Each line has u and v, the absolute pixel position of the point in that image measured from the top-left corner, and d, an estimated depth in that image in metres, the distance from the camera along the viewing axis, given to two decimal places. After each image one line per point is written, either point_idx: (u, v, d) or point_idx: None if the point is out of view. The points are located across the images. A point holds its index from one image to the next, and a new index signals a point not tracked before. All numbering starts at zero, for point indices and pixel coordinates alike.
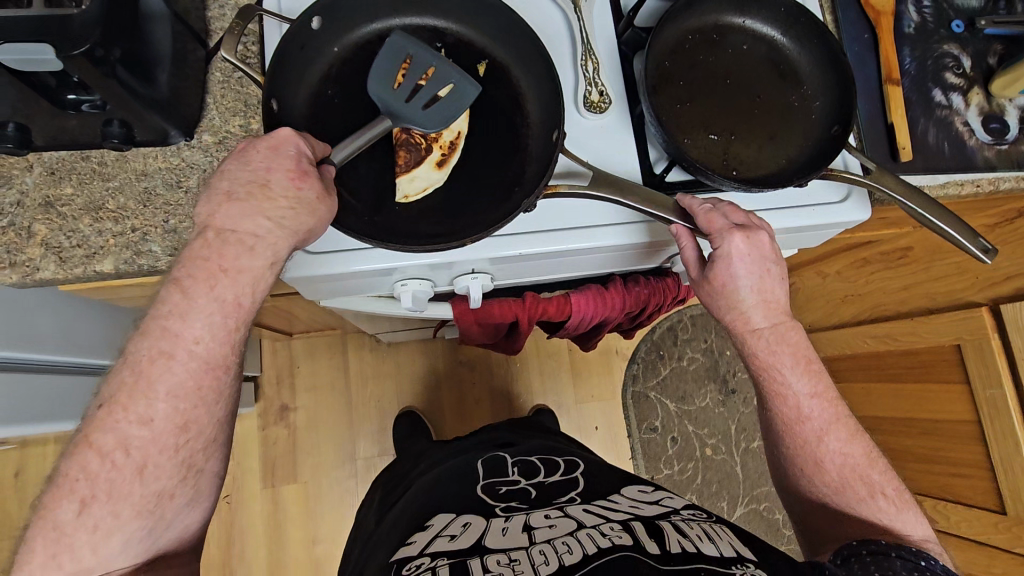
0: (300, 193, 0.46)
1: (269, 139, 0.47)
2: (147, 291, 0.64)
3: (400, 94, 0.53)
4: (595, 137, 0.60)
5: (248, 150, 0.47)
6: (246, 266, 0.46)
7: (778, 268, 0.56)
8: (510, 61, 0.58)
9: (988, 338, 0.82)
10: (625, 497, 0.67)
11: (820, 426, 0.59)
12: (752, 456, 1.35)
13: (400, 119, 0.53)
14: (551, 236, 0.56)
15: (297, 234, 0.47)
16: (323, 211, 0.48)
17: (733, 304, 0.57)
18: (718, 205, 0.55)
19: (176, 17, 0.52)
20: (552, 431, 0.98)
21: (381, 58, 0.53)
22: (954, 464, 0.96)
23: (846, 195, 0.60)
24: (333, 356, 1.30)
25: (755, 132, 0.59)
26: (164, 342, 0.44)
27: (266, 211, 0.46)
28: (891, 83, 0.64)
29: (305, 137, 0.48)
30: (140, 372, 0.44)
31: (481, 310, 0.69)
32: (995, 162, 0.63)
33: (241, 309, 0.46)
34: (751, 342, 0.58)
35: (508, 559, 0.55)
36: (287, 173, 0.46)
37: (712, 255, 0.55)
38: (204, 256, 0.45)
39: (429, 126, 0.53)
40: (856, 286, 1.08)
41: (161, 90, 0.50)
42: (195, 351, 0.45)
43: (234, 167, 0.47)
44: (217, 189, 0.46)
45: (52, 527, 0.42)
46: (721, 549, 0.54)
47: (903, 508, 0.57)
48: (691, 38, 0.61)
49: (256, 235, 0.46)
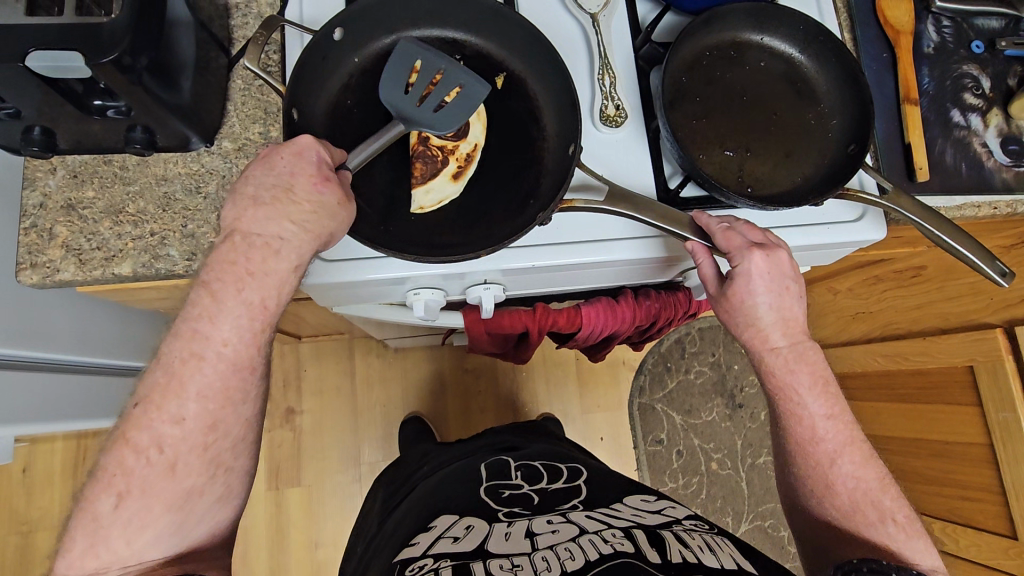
0: (322, 197, 0.46)
1: (291, 146, 0.47)
2: (164, 295, 0.64)
3: (410, 99, 0.52)
4: (610, 151, 0.60)
5: (272, 155, 0.47)
6: (272, 270, 0.46)
7: (797, 286, 0.55)
8: (527, 74, 0.58)
9: (1002, 361, 0.82)
10: (627, 506, 0.66)
11: (833, 449, 0.59)
12: (758, 472, 1.34)
13: (412, 123, 0.52)
14: (566, 249, 0.56)
15: (319, 239, 0.47)
16: (346, 214, 0.48)
17: (751, 321, 0.56)
18: (735, 222, 0.55)
19: (200, 25, 0.53)
20: (559, 439, 0.98)
21: (390, 63, 0.52)
22: (964, 486, 0.95)
23: (862, 214, 0.60)
24: (340, 360, 1.30)
25: (770, 149, 0.59)
26: (169, 444, 0.44)
27: (290, 216, 0.46)
28: (909, 102, 0.63)
29: (324, 143, 0.48)
30: (172, 373, 0.45)
31: (491, 320, 0.69)
32: (1013, 184, 0.63)
33: (237, 400, 0.46)
34: (770, 360, 0.58)
35: (510, 564, 0.55)
36: (310, 178, 0.46)
37: (731, 272, 0.55)
38: (231, 260, 0.45)
39: (440, 128, 0.52)
40: (867, 304, 1.07)
41: (185, 96, 0.51)
42: (223, 353, 0.45)
43: (259, 172, 0.46)
44: (242, 193, 0.46)
45: (85, 517, 0.43)
46: (722, 560, 0.53)
47: (912, 535, 0.57)
48: (709, 54, 0.61)
49: (280, 238, 0.46)
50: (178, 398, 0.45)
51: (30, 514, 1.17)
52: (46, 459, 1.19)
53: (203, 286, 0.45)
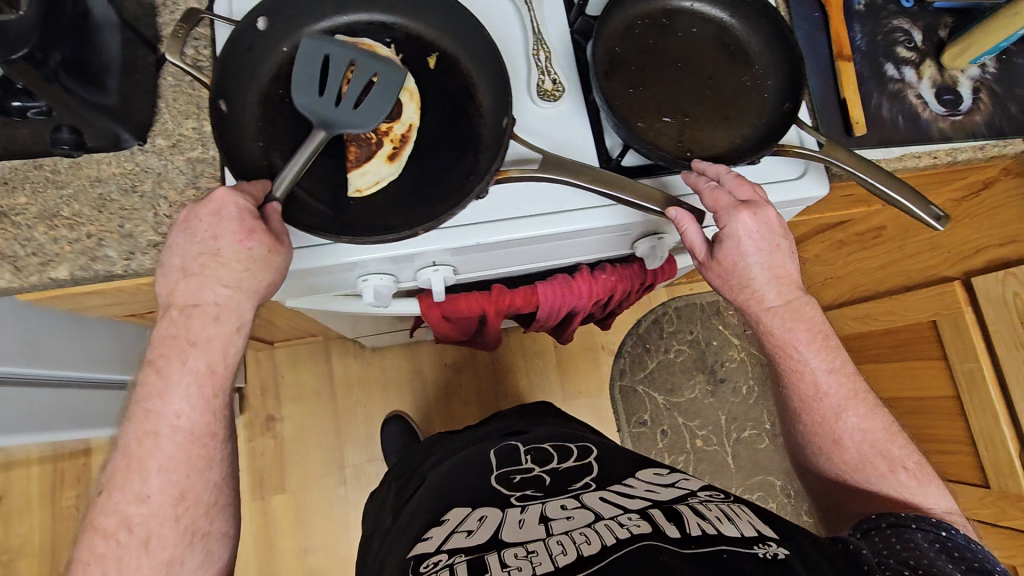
0: (251, 252, 0.46)
1: (208, 204, 0.46)
2: (114, 299, 0.63)
3: (326, 100, 0.50)
4: (550, 125, 0.60)
5: (192, 218, 0.47)
6: (213, 335, 0.47)
7: (788, 242, 0.56)
8: (461, 53, 0.58)
9: (962, 311, 0.82)
10: (641, 481, 0.67)
11: (837, 403, 0.61)
12: (743, 445, 1.34)
13: (334, 126, 0.50)
14: (514, 224, 0.56)
15: (256, 291, 0.48)
16: (281, 259, 0.48)
17: (745, 282, 0.57)
18: (724, 179, 0.55)
19: (124, 24, 0.52)
20: (563, 416, 0.98)
21: (297, 71, 0.51)
22: (937, 440, 0.95)
23: (804, 170, 0.61)
24: (317, 363, 1.29)
25: (709, 114, 0.60)
26: (149, 422, 0.47)
27: (222, 278, 0.47)
28: (842, 59, 0.64)
29: (241, 191, 0.47)
30: (131, 455, 0.46)
31: (447, 303, 0.69)
32: (950, 133, 0.64)
33: (215, 377, 0.48)
34: (766, 319, 0.59)
35: (525, 551, 0.55)
36: (233, 236, 0.46)
37: (720, 234, 0.55)
38: (173, 333, 0.47)
39: (365, 125, 0.50)
40: (835, 269, 1.10)
41: (112, 96, 0.51)
42: (178, 425, 0.47)
43: (183, 240, 0.47)
44: (170, 266, 0.47)
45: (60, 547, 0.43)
46: (741, 529, 0.54)
47: (923, 481, 0.59)
48: (641, 23, 0.62)
49: (217, 303, 0.47)
50: (153, 379, 0.47)
51: (10, 542, 1.15)
52: (22, 485, 1.17)
53: (150, 364, 0.47)
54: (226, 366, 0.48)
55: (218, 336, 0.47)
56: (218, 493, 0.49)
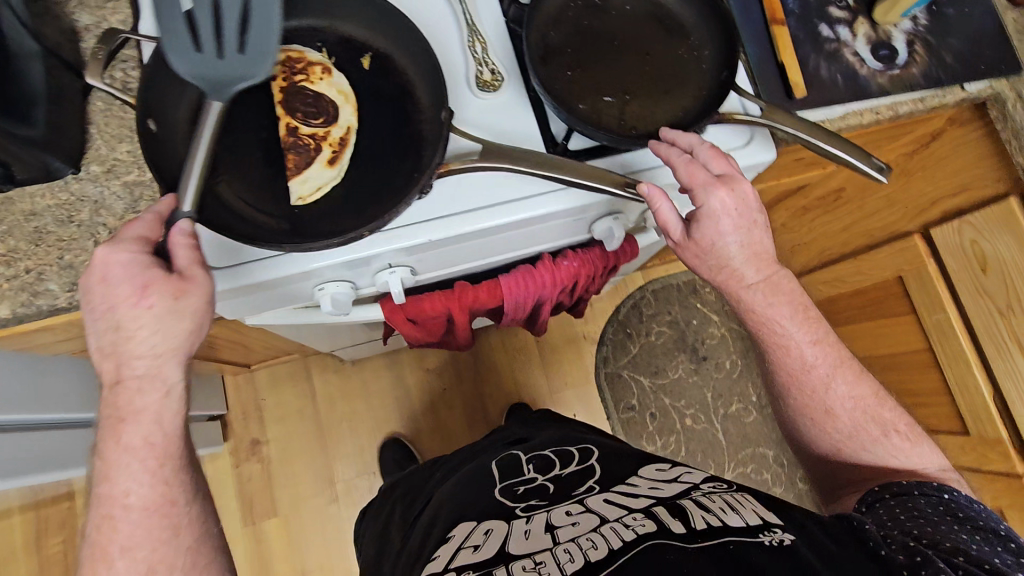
0: (151, 308, 0.44)
1: (95, 272, 0.45)
2: (66, 334, 0.62)
3: (207, 57, 0.44)
4: (493, 115, 0.60)
5: (88, 293, 0.45)
6: (142, 406, 0.46)
7: (763, 218, 0.56)
8: (395, 51, 0.58)
9: (924, 264, 0.83)
10: (644, 478, 0.66)
11: (826, 372, 0.62)
12: (732, 420, 1.35)
13: (224, 82, 0.44)
14: (462, 218, 0.56)
15: (175, 346, 0.46)
16: (189, 304, 0.46)
17: (723, 262, 0.57)
18: (698, 151, 0.54)
19: (47, 51, 0.51)
20: (568, 420, 0.97)
21: (162, 32, 0.44)
22: (911, 392, 0.97)
23: (750, 137, 0.61)
24: (297, 382, 1.28)
25: (650, 89, 0.60)
26: (103, 507, 0.47)
27: (133, 348, 0.45)
28: (777, 23, 0.64)
29: (119, 242, 0.45)
30: (96, 543, 0.47)
31: (411, 306, 0.68)
32: (889, 88, 0.64)
33: (155, 449, 0.47)
34: (745, 297, 0.59)
35: (533, 563, 0.54)
36: (127, 300, 0.44)
37: (696, 214, 0.55)
38: (106, 417, 0.47)
39: (258, 73, 0.45)
40: (800, 236, 1.10)
41: (38, 126, 0.50)
42: (129, 504, 0.47)
43: (89, 318, 0.46)
44: (93, 348, 0.47)
45: None
46: (746, 518, 0.54)
47: (916, 441, 0.62)
48: (574, 5, 0.62)
49: (138, 373, 0.46)
50: (100, 466, 0.47)
51: None
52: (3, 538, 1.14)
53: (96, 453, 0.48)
54: (165, 436, 0.48)
55: (146, 407, 0.46)
56: (194, 555, 0.50)
